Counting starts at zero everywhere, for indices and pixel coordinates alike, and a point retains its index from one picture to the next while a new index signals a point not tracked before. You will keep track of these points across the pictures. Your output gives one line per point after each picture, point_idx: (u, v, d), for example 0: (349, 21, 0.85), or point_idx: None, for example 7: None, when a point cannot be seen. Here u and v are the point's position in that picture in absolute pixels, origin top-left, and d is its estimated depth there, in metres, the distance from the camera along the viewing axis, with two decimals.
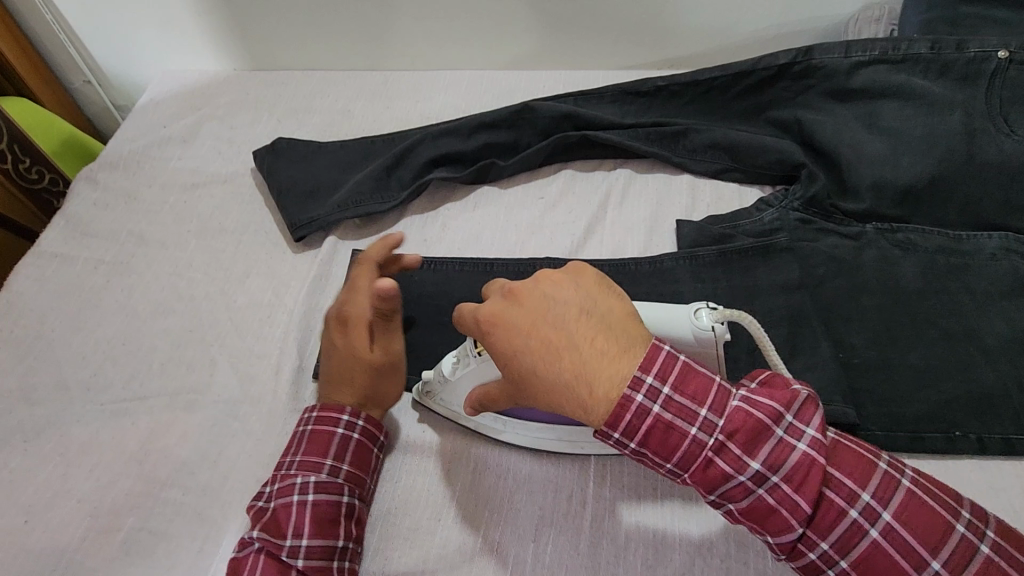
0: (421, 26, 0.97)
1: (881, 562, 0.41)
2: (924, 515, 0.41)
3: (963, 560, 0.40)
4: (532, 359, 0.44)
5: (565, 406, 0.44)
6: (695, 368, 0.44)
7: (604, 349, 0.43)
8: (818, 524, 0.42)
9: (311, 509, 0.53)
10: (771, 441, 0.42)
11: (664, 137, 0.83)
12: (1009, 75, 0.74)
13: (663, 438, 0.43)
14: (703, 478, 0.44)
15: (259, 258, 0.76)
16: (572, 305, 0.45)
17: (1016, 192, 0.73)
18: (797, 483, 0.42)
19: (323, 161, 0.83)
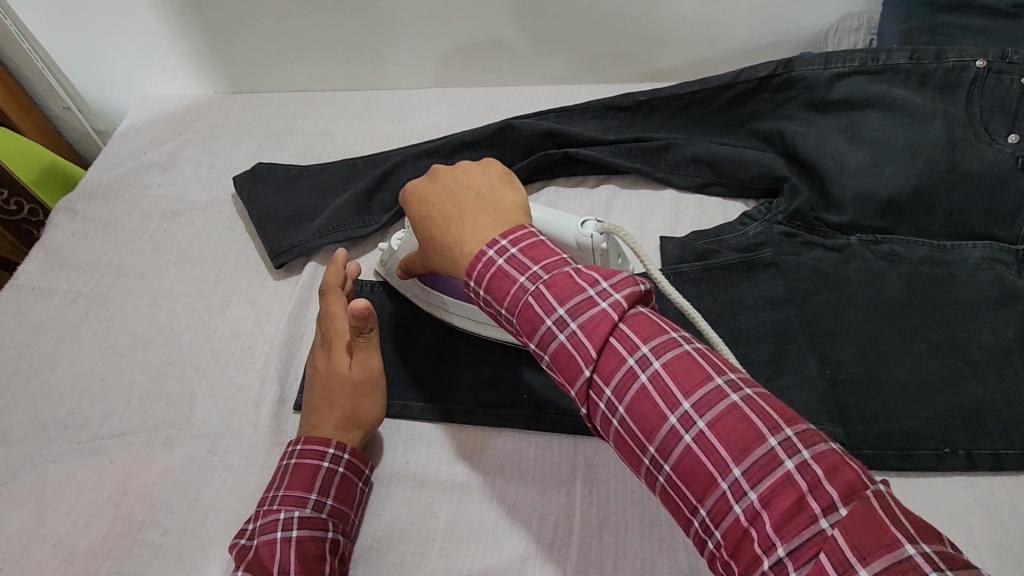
0: (401, 45, 0.96)
1: (646, 407, 0.40)
2: (697, 370, 0.40)
3: (717, 408, 0.39)
4: (433, 225, 0.54)
5: (448, 266, 0.52)
6: (538, 239, 0.47)
7: (483, 220, 0.51)
8: (603, 372, 0.42)
9: (296, 546, 0.52)
10: (578, 294, 0.44)
11: (647, 152, 0.83)
12: (988, 84, 0.74)
13: (496, 284, 0.46)
14: (518, 322, 0.46)
15: (240, 286, 0.75)
16: (475, 190, 0.53)
17: (999, 200, 0.72)
18: (590, 330, 0.43)
19: (304, 185, 0.82)
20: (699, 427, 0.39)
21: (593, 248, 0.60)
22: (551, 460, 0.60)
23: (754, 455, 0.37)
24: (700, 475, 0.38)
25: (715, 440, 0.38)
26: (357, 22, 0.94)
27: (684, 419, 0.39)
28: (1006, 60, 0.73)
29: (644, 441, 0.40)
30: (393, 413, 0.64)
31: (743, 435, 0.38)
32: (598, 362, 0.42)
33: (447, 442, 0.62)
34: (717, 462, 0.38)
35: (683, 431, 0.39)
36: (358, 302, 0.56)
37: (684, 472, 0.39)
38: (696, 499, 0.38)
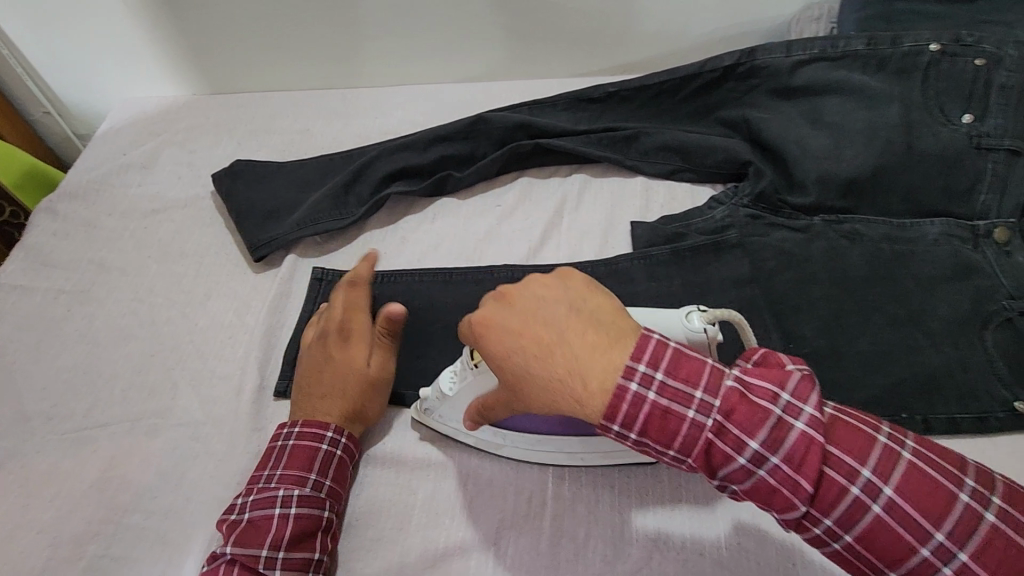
0: (376, 44, 0.98)
1: (885, 536, 0.41)
2: (926, 486, 0.41)
3: (967, 532, 0.39)
4: (525, 360, 0.45)
5: (558, 405, 0.45)
6: (681, 351, 0.44)
7: (597, 344, 0.44)
8: (823, 502, 0.42)
9: (293, 521, 0.54)
10: (770, 422, 0.42)
11: (616, 142, 0.85)
12: (942, 67, 0.76)
13: (660, 424, 0.44)
14: (708, 459, 0.44)
15: (221, 280, 0.76)
16: (563, 306, 0.46)
17: (955, 178, 0.75)
18: (797, 462, 0.42)
19: (282, 180, 0.84)
20: (960, 557, 0.39)
21: (707, 342, 0.53)
22: None
23: None
24: None
25: (982, 569, 0.38)
26: (332, 21, 0.95)
27: (938, 549, 0.39)
28: (959, 43, 0.75)
29: (889, 567, 0.41)
30: None
31: (1010, 561, 0.38)
32: (815, 496, 0.42)
33: (425, 421, 0.64)
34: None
35: (942, 563, 0.39)
36: (395, 305, 0.62)
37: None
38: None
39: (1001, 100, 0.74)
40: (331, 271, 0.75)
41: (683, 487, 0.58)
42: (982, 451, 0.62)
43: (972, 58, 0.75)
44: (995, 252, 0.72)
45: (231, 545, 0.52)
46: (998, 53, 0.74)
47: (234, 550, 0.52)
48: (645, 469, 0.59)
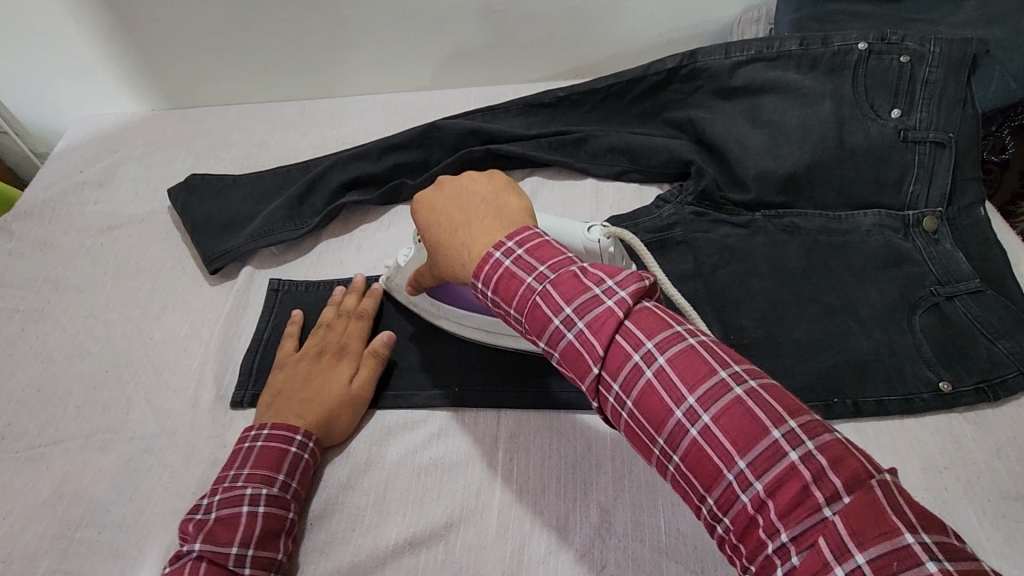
0: (331, 56, 1.00)
1: (652, 400, 0.41)
2: (702, 363, 0.41)
3: (720, 401, 0.39)
4: (437, 234, 0.53)
5: (452, 270, 0.53)
6: (546, 240, 0.48)
7: (490, 224, 0.51)
8: (610, 367, 0.43)
9: (262, 521, 0.55)
10: (584, 293, 0.44)
11: (566, 145, 0.88)
12: (870, 65, 0.79)
13: (505, 286, 0.47)
14: (527, 322, 0.46)
15: (177, 294, 0.77)
16: (478, 195, 0.53)
17: (885, 171, 0.78)
18: (596, 328, 0.43)
19: (238, 193, 0.85)
20: (705, 420, 0.39)
21: (601, 253, 0.60)
22: (474, 433, 0.64)
23: (759, 448, 0.37)
24: (705, 465, 0.39)
25: (721, 434, 0.38)
26: (284, 35, 0.96)
27: (690, 413, 0.40)
28: (884, 41, 0.79)
29: (653, 433, 0.41)
30: None
31: (747, 429, 0.38)
32: (606, 358, 0.43)
33: (380, 424, 0.66)
34: (722, 453, 0.38)
35: (689, 425, 0.40)
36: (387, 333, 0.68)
37: (693, 464, 0.39)
38: (703, 489, 0.39)
39: (925, 95, 0.77)
40: (286, 282, 0.77)
41: (625, 478, 0.60)
42: (912, 430, 0.64)
43: (897, 55, 0.79)
44: (925, 239, 0.75)
45: (200, 543, 0.53)
46: (921, 49, 0.77)
47: (202, 547, 0.53)
48: (588, 462, 0.62)
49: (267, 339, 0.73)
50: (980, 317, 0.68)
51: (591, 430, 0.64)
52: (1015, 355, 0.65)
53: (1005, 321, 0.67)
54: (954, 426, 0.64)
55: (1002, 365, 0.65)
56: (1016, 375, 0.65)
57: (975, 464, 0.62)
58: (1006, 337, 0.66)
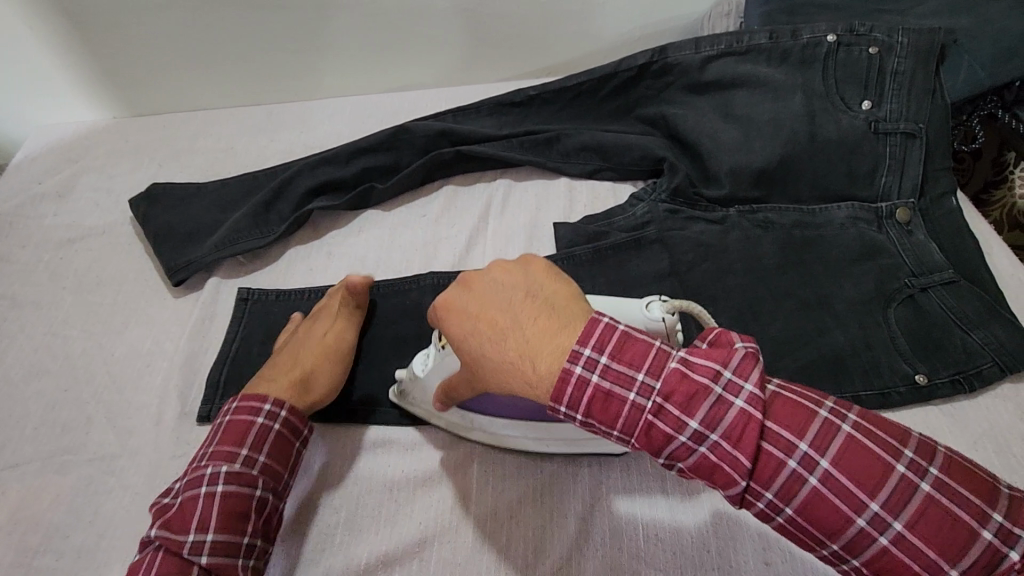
0: (298, 58, 0.97)
1: (823, 508, 0.41)
2: (865, 460, 0.40)
3: (906, 502, 0.39)
4: (483, 347, 0.46)
5: (513, 386, 0.46)
6: (625, 333, 0.44)
7: (548, 325, 0.45)
8: (762, 477, 0.42)
9: (222, 500, 0.53)
10: (708, 400, 0.42)
11: (538, 145, 0.86)
12: (840, 57, 0.79)
13: (603, 406, 0.43)
14: (646, 441, 0.43)
15: (139, 307, 0.75)
16: (518, 290, 0.47)
17: (858, 164, 0.77)
18: (736, 439, 0.41)
19: (201, 202, 0.82)
20: (896, 527, 0.39)
21: (667, 329, 0.53)
22: (448, 444, 0.63)
23: (968, 551, 0.38)
24: (902, 571, 0.39)
25: (917, 539, 0.39)
26: (248, 37, 0.94)
27: (875, 520, 0.40)
28: (853, 33, 0.78)
29: (828, 539, 0.41)
30: None
31: (944, 530, 0.39)
32: (755, 471, 0.42)
33: (353, 438, 0.64)
34: (925, 561, 0.39)
35: (879, 534, 0.40)
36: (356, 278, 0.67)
37: (886, 569, 0.40)
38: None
39: (894, 86, 0.77)
40: (255, 291, 0.75)
41: (603, 486, 0.59)
42: None
43: (866, 46, 0.78)
44: (898, 231, 0.75)
45: (158, 528, 0.51)
46: (889, 40, 0.77)
47: (159, 533, 0.51)
48: (564, 469, 0.61)
49: (234, 352, 0.70)
50: (955, 308, 0.67)
51: None
52: (989, 344, 0.65)
53: (980, 310, 0.67)
54: (929, 419, 0.64)
55: (976, 356, 0.65)
56: (991, 366, 0.65)
57: None
58: (980, 326, 0.66)
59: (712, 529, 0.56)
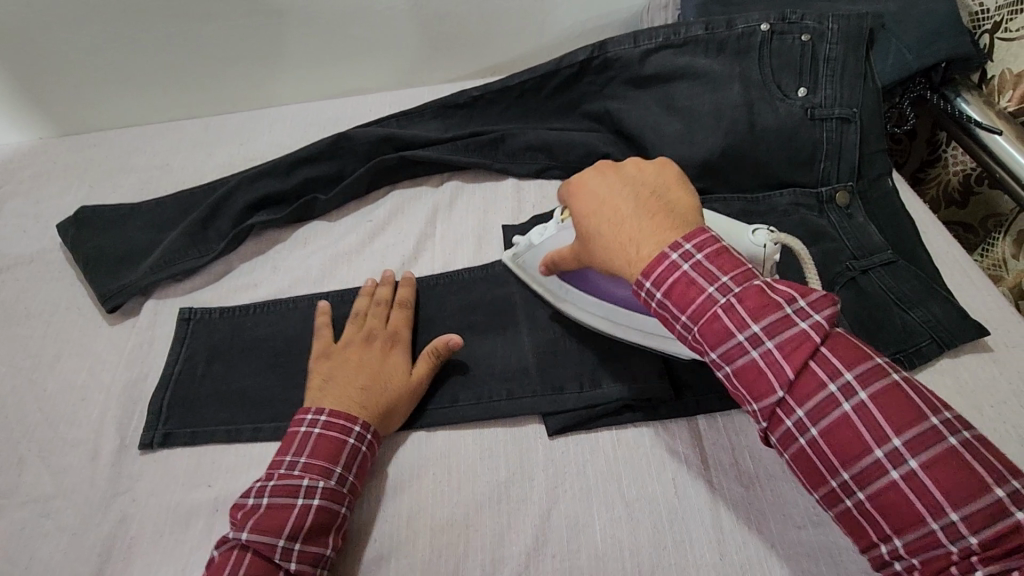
0: (234, 70, 0.94)
1: (848, 434, 0.42)
2: (905, 404, 0.42)
3: (931, 449, 0.40)
4: (598, 223, 0.52)
5: (607, 262, 0.52)
6: (723, 245, 0.47)
7: (663, 221, 0.49)
8: (799, 392, 0.44)
9: (315, 515, 0.53)
10: (777, 313, 0.44)
11: (483, 146, 0.85)
12: (774, 45, 0.80)
13: (680, 290, 0.46)
14: (703, 332, 0.46)
15: (71, 337, 0.71)
16: (646, 187, 0.52)
17: (798, 150, 0.78)
18: (788, 351, 0.44)
19: (137, 222, 0.79)
20: (911, 464, 0.40)
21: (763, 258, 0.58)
22: (401, 458, 0.62)
23: (979, 504, 0.38)
24: (906, 509, 0.40)
25: (928, 480, 0.40)
26: (178, 48, 0.90)
27: (892, 454, 0.41)
28: (785, 21, 0.79)
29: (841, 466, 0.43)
30: (243, 439, 0.63)
31: (962, 480, 0.39)
32: (796, 383, 0.44)
33: None
34: (929, 502, 0.40)
35: (892, 468, 0.41)
36: (456, 337, 0.64)
37: (889, 504, 0.41)
38: (895, 531, 0.41)
39: (828, 72, 0.78)
40: (197, 310, 0.72)
41: (560, 488, 0.59)
42: None
43: (799, 34, 0.79)
44: (838, 215, 0.77)
45: (248, 531, 0.51)
46: (820, 27, 0.78)
47: (250, 535, 0.51)
48: (520, 472, 0.60)
49: (176, 377, 0.67)
50: (894, 288, 0.69)
51: (524, 442, 0.62)
52: (926, 322, 0.67)
53: (917, 288, 0.69)
54: None
55: (916, 334, 0.67)
56: (929, 343, 0.66)
57: None
58: (917, 305, 0.68)
59: (667, 526, 0.57)
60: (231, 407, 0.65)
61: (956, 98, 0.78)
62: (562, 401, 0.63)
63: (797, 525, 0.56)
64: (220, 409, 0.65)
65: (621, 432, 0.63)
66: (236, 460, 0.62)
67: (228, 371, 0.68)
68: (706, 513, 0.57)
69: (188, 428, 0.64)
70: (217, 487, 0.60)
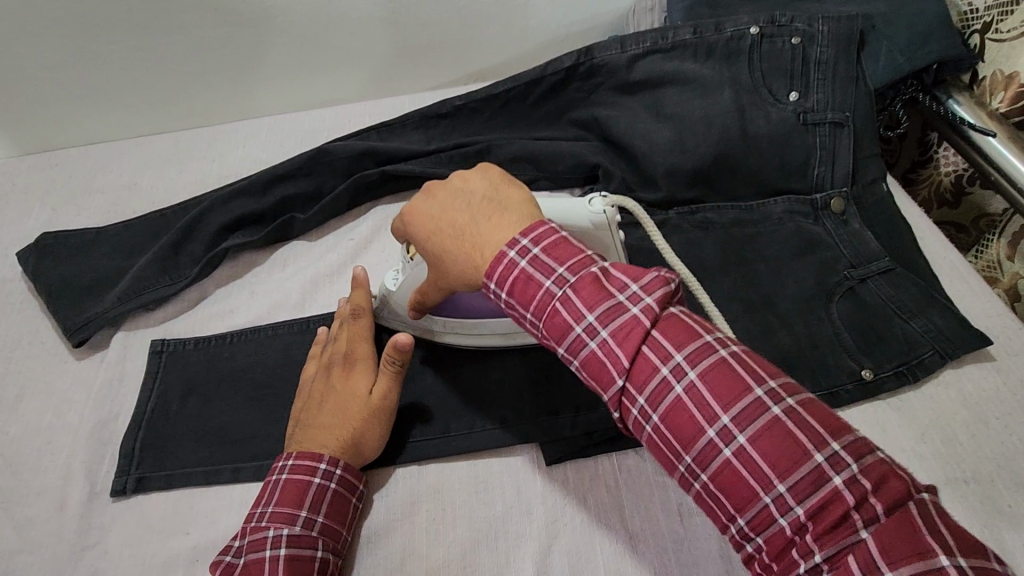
0: (204, 82, 0.90)
1: (681, 417, 0.40)
2: (730, 378, 0.40)
3: (756, 421, 0.39)
4: (442, 242, 0.49)
5: (463, 274, 0.48)
6: (561, 235, 0.45)
7: (499, 221, 0.47)
8: (636, 380, 0.42)
9: (283, 566, 0.50)
10: (609, 301, 0.43)
11: (468, 158, 0.82)
12: (764, 48, 0.78)
13: (521, 285, 0.45)
14: (547, 327, 0.44)
15: (35, 375, 0.67)
16: (477, 195, 0.49)
17: (791, 156, 0.76)
18: (621, 339, 0.42)
19: (103, 248, 0.75)
20: (740, 441, 0.39)
21: (609, 224, 0.57)
22: (396, 495, 0.59)
23: (801, 472, 0.37)
24: (740, 487, 0.38)
25: (756, 453, 0.38)
26: (143, 61, 0.85)
27: (723, 432, 0.39)
28: (775, 24, 0.77)
29: (680, 451, 0.41)
30: (223, 480, 0.59)
31: (784, 449, 0.38)
32: (631, 371, 0.42)
33: None
34: (758, 476, 0.38)
35: (723, 445, 0.39)
36: (403, 336, 0.57)
37: (726, 485, 0.39)
38: (736, 511, 0.39)
39: (820, 75, 0.76)
40: (170, 341, 0.68)
41: (560, 522, 0.57)
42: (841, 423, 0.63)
43: (788, 37, 0.77)
44: (834, 222, 0.75)
45: None
46: (811, 30, 0.76)
47: None
48: (519, 507, 0.58)
49: (150, 414, 0.63)
50: (893, 297, 0.68)
51: (520, 474, 0.60)
52: (928, 332, 0.65)
53: (917, 298, 0.67)
54: (879, 414, 0.64)
55: (917, 345, 0.65)
56: (932, 354, 0.65)
57: (904, 451, 0.61)
58: (919, 315, 0.66)
59: (672, 557, 0.54)
60: (209, 446, 0.61)
61: (948, 99, 0.76)
62: (558, 428, 0.61)
63: None
64: (197, 449, 0.61)
65: (621, 458, 0.60)
66: (217, 504, 0.58)
67: (206, 405, 0.64)
68: (711, 542, 0.55)
69: (163, 471, 0.60)
70: (195, 535, 0.56)
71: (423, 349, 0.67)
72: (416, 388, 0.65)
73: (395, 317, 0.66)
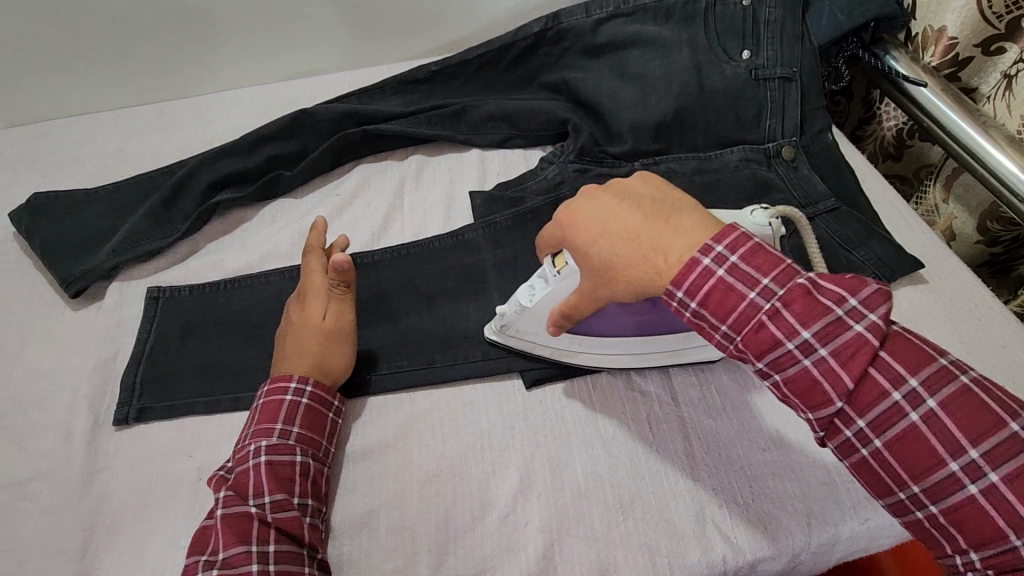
0: (182, 51, 0.92)
1: (916, 444, 0.41)
2: (976, 410, 0.40)
3: (1010, 460, 0.38)
4: (610, 247, 0.47)
5: (638, 280, 0.47)
6: (759, 245, 0.45)
7: (677, 223, 0.46)
8: (860, 401, 0.42)
9: (264, 470, 0.55)
10: (828, 317, 0.42)
11: (445, 118, 0.86)
12: (718, 11, 0.84)
13: (720, 297, 0.44)
14: (746, 340, 0.45)
15: (33, 325, 0.70)
16: (639, 199, 0.48)
17: (745, 109, 0.83)
18: (844, 358, 0.42)
19: (95, 207, 0.78)
20: (990, 477, 0.39)
21: (772, 235, 0.55)
22: (384, 420, 0.64)
23: None
24: (985, 524, 0.39)
25: (1010, 492, 0.38)
26: (121, 31, 0.87)
27: (969, 466, 0.39)
28: None
29: (910, 477, 0.41)
30: (223, 409, 0.63)
31: None
32: (854, 392, 0.42)
33: None
34: (1010, 517, 0.38)
35: (968, 481, 0.39)
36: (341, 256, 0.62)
37: (964, 518, 0.39)
38: (971, 545, 0.39)
39: (768, 34, 0.82)
40: (166, 288, 0.71)
41: (541, 434, 0.62)
42: None
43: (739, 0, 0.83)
44: (785, 168, 0.81)
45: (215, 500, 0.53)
46: None
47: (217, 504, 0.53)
48: (502, 425, 0.62)
49: (150, 354, 0.67)
50: (838, 231, 0.74)
51: (502, 395, 0.65)
52: (869, 260, 0.72)
53: (860, 231, 0.74)
54: None
55: (859, 271, 0.72)
56: (872, 278, 0.72)
57: None
58: (861, 245, 0.73)
59: (644, 459, 0.60)
60: (207, 381, 0.65)
61: (885, 55, 0.83)
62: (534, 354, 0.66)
63: (762, 447, 0.60)
64: (196, 385, 0.65)
65: (594, 377, 0.65)
66: (217, 433, 0.62)
67: (203, 345, 0.68)
68: (680, 446, 0.61)
69: (165, 402, 0.63)
70: (200, 458, 0.60)
71: (410, 296, 0.73)
72: (404, 326, 0.70)
73: (522, 335, 0.62)
